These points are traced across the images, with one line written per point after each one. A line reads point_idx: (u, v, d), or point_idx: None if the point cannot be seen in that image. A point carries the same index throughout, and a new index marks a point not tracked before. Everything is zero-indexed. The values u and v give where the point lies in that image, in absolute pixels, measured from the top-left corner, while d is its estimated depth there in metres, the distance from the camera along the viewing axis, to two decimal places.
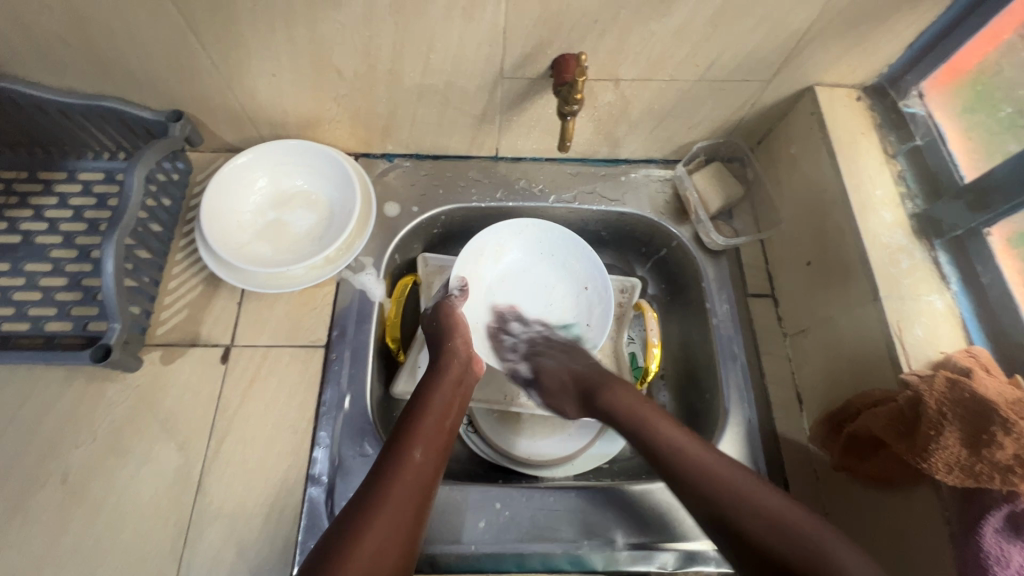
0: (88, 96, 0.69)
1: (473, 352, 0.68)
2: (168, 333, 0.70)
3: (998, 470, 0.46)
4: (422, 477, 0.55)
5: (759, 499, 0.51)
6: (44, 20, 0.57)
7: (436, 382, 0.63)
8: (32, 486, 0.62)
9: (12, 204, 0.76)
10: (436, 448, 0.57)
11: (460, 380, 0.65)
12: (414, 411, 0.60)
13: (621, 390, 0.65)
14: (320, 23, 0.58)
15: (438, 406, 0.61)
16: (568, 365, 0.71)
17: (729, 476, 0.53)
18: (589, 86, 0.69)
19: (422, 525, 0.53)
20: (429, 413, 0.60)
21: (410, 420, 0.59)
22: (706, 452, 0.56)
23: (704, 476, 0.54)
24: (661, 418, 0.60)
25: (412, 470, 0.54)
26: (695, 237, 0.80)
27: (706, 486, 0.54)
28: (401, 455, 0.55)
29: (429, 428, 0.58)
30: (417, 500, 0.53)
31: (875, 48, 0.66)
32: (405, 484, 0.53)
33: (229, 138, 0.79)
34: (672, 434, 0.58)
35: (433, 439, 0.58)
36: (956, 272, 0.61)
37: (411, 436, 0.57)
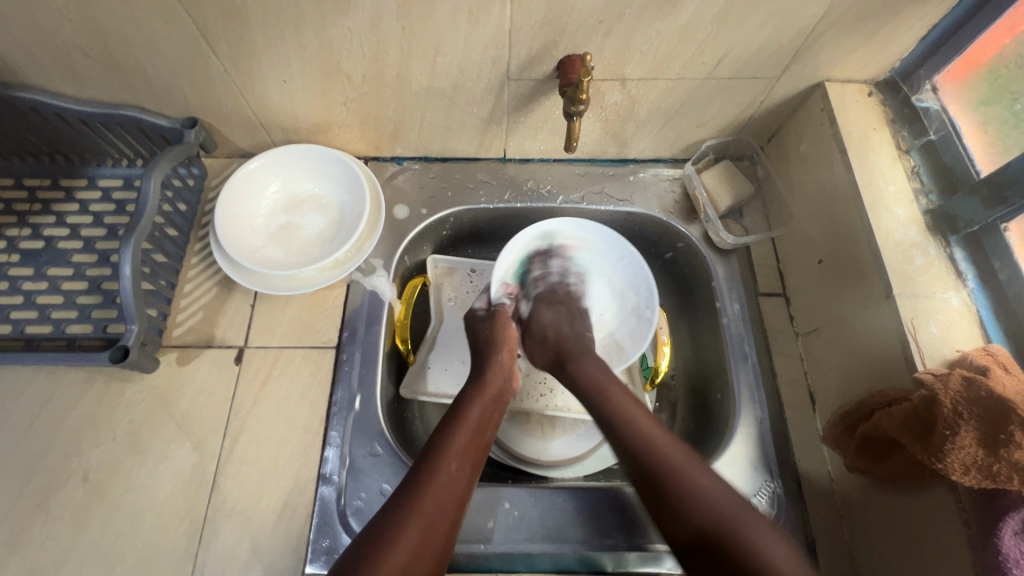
0: (107, 105, 0.71)
1: (514, 369, 0.68)
2: (184, 334, 0.72)
3: (1016, 470, 0.45)
4: (457, 492, 0.54)
5: (754, 533, 0.47)
6: (64, 31, 0.59)
7: (475, 395, 0.63)
8: (55, 484, 0.64)
9: (36, 210, 0.78)
10: (471, 462, 0.57)
11: (499, 394, 0.65)
12: (451, 422, 0.60)
13: (591, 362, 0.66)
14: (328, 29, 0.59)
15: (475, 418, 0.61)
16: (561, 324, 0.72)
17: (722, 499, 0.49)
18: (595, 87, 0.69)
19: (452, 542, 0.52)
20: (463, 426, 0.59)
21: (446, 430, 0.58)
22: (702, 474, 0.52)
23: (696, 492, 0.50)
24: (620, 391, 0.61)
25: (447, 483, 0.53)
26: (704, 236, 0.79)
27: (695, 505, 0.49)
28: (437, 466, 0.54)
29: (464, 441, 0.58)
30: (450, 516, 0.52)
31: (886, 43, 0.65)
32: (439, 498, 0.52)
33: (242, 144, 0.80)
34: (667, 449, 0.54)
35: (469, 453, 0.57)
36: (973, 268, 0.60)
37: (446, 448, 0.56)
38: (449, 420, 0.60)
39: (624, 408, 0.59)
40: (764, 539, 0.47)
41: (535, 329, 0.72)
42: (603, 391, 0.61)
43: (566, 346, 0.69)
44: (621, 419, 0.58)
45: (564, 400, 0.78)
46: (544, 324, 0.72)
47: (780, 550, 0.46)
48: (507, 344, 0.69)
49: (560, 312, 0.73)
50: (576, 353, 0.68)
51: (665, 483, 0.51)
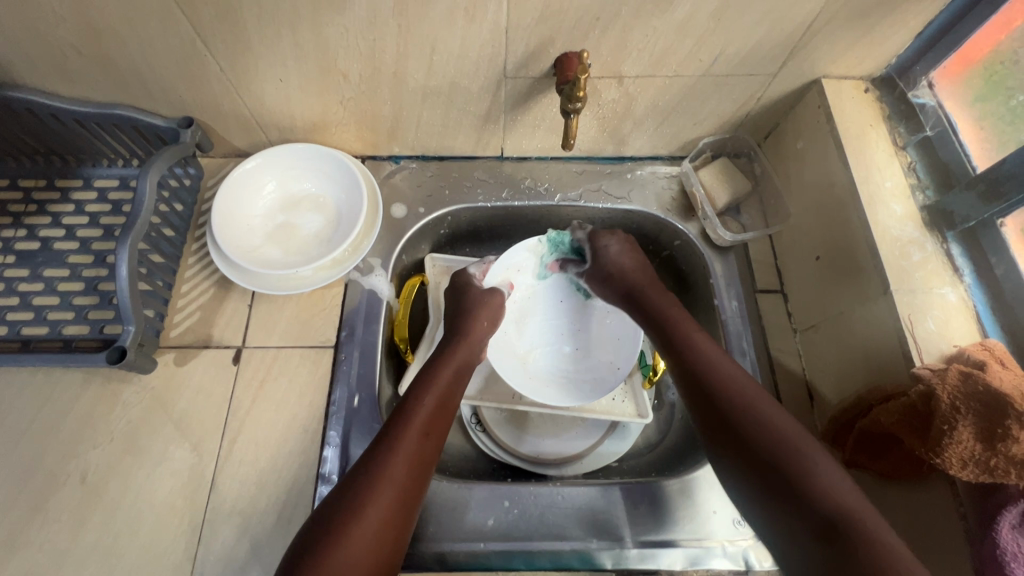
0: (102, 105, 0.71)
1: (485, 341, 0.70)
2: (182, 335, 0.72)
3: (1013, 464, 0.45)
4: (424, 453, 0.56)
5: (815, 464, 0.51)
6: (58, 31, 0.59)
7: (444, 361, 0.65)
8: (52, 485, 0.64)
9: (31, 211, 0.78)
10: (436, 425, 0.59)
11: (466, 362, 0.67)
12: (420, 386, 0.62)
13: (654, 293, 0.69)
14: (324, 27, 0.59)
15: (443, 382, 0.63)
16: (626, 255, 0.73)
17: (787, 429, 0.53)
18: (592, 84, 0.69)
19: (420, 497, 0.55)
20: (432, 390, 0.61)
21: (415, 394, 0.61)
22: (766, 403, 0.56)
23: (767, 426, 0.54)
24: (682, 317, 0.65)
25: (415, 445, 0.56)
26: (702, 234, 0.79)
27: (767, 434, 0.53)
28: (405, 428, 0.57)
29: (429, 404, 0.60)
30: (419, 474, 0.55)
31: (883, 39, 0.65)
32: (408, 459, 0.55)
33: (238, 143, 0.80)
34: (734, 376, 0.58)
35: (437, 416, 0.60)
36: (969, 264, 0.60)
37: (414, 412, 0.58)
38: (418, 384, 0.62)
39: (698, 343, 0.62)
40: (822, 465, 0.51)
41: (602, 261, 0.73)
42: (669, 320, 0.65)
43: (631, 275, 0.71)
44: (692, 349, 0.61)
45: (563, 397, 0.77)
46: (610, 257, 0.73)
47: (837, 478, 0.50)
48: (480, 314, 0.71)
49: (622, 244, 0.74)
50: (645, 285, 0.70)
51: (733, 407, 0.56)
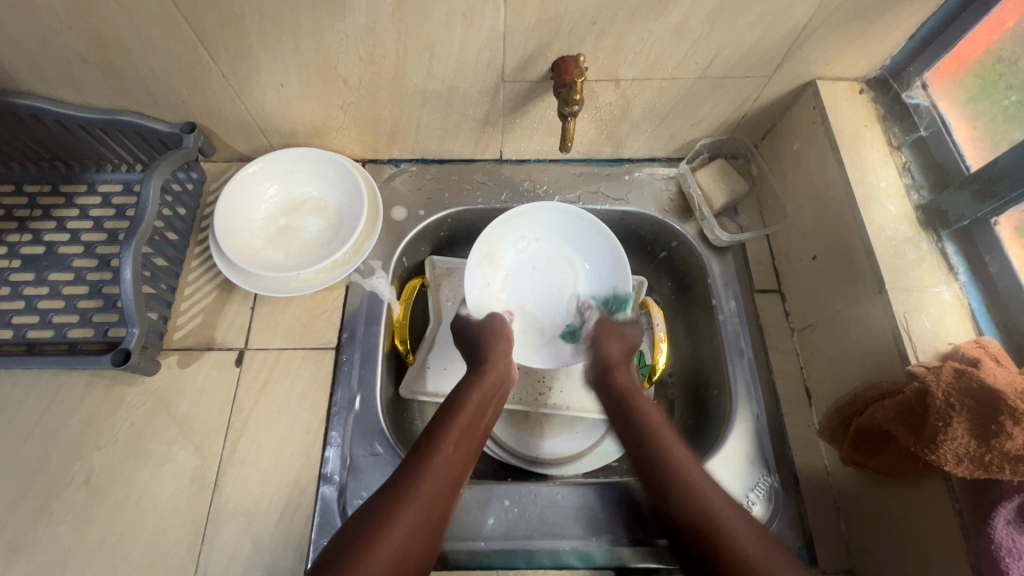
0: (106, 111, 0.72)
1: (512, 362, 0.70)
2: (185, 337, 0.73)
3: (1008, 461, 0.45)
4: (452, 474, 0.57)
5: (727, 523, 0.53)
6: (64, 38, 0.60)
7: (474, 382, 0.66)
8: (58, 486, 0.65)
9: (36, 216, 0.79)
10: (466, 447, 0.60)
11: (498, 383, 0.67)
12: (450, 408, 0.63)
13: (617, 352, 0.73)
14: (324, 33, 0.60)
15: (473, 405, 0.64)
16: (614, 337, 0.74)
17: (706, 487, 0.57)
18: (589, 87, 0.70)
19: (447, 518, 0.55)
20: (464, 410, 0.63)
21: (446, 416, 0.62)
22: (704, 479, 0.57)
23: (694, 493, 0.56)
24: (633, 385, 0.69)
25: (443, 466, 0.57)
26: (700, 234, 0.80)
27: (686, 496, 0.56)
28: (435, 449, 0.58)
29: (460, 426, 0.61)
30: (447, 495, 0.56)
31: (877, 40, 0.66)
32: (435, 481, 0.55)
33: (240, 148, 0.81)
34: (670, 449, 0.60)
35: (467, 437, 0.60)
36: (964, 262, 0.60)
37: (445, 432, 0.60)
38: (449, 406, 0.63)
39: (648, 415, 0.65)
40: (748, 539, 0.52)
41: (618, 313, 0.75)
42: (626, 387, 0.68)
43: (608, 348, 0.73)
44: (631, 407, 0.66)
45: (563, 398, 0.79)
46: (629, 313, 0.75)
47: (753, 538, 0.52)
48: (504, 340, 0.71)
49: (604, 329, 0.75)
50: (616, 361, 0.72)
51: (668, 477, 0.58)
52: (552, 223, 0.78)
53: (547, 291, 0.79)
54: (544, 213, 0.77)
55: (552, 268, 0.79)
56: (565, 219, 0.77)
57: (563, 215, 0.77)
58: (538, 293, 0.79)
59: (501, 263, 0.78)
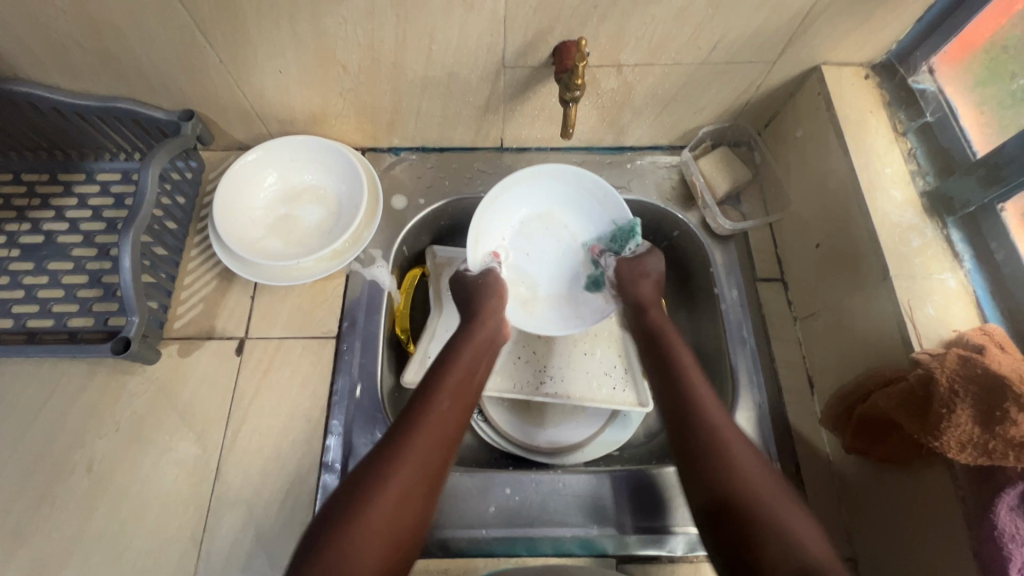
0: (104, 98, 0.71)
1: (502, 317, 0.69)
2: (185, 327, 0.72)
3: (1012, 447, 0.45)
4: (448, 427, 0.56)
5: (762, 498, 0.51)
6: (59, 24, 0.59)
7: (466, 339, 0.65)
8: (60, 475, 0.65)
9: (35, 205, 0.78)
10: (461, 402, 0.59)
11: (489, 340, 0.66)
12: (443, 364, 0.62)
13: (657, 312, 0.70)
14: (322, 18, 0.59)
15: (465, 364, 0.63)
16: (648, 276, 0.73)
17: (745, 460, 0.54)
18: (591, 73, 0.69)
19: (444, 473, 0.55)
20: (456, 368, 0.62)
21: (437, 374, 0.61)
22: (745, 450, 0.55)
23: (730, 467, 0.54)
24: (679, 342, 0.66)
25: (438, 422, 0.56)
26: (702, 223, 0.79)
27: (722, 469, 0.54)
28: (428, 407, 0.57)
29: (454, 382, 0.60)
30: (443, 451, 0.55)
31: (883, 24, 0.65)
32: (431, 435, 0.55)
33: (238, 136, 0.80)
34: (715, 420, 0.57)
35: (459, 393, 0.60)
36: (969, 249, 0.60)
37: (438, 390, 0.59)
38: (439, 366, 0.62)
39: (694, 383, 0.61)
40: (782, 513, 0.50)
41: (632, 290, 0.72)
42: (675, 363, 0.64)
43: (642, 288, 0.72)
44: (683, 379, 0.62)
45: (564, 387, 0.78)
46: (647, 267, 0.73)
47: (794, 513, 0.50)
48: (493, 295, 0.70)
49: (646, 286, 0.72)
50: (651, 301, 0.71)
51: (707, 450, 0.55)
52: (505, 209, 0.77)
53: (545, 252, 0.78)
54: (485, 219, 0.75)
55: (534, 241, 0.78)
56: (498, 205, 0.76)
57: (505, 192, 0.76)
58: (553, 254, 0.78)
59: (511, 280, 0.76)
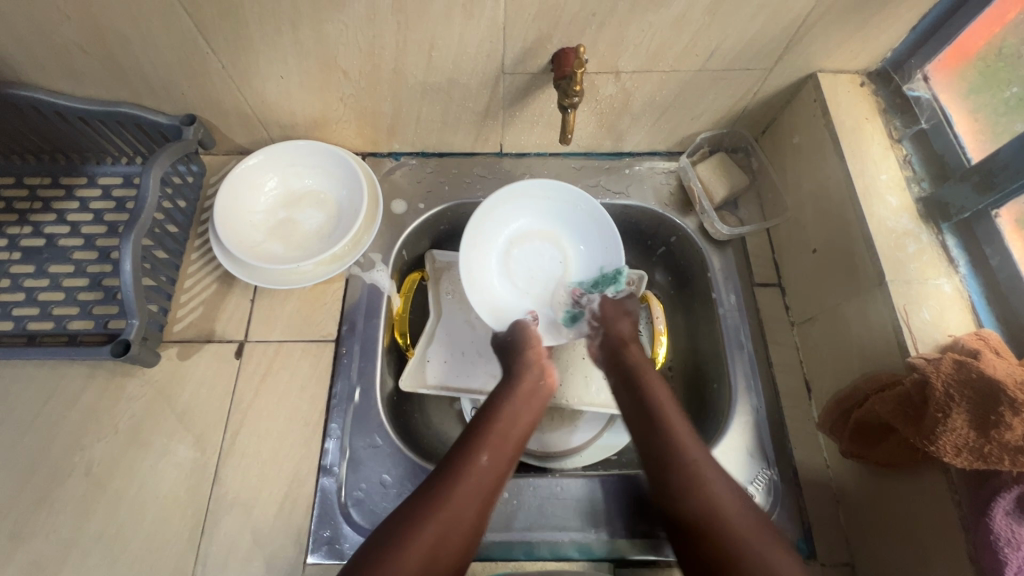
0: (106, 102, 0.72)
1: (546, 368, 0.69)
2: (184, 330, 0.73)
3: (1007, 451, 0.45)
4: (486, 483, 0.57)
5: (736, 523, 0.53)
6: (63, 29, 0.60)
7: (514, 391, 0.66)
8: (58, 477, 0.65)
9: (36, 208, 0.79)
10: (502, 457, 0.60)
11: (533, 391, 0.67)
12: (487, 416, 0.63)
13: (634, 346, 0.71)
14: (324, 25, 0.60)
15: (506, 416, 0.63)
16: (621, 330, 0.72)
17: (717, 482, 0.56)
18: (589, 80, 0.70)
19: (481, 531, 0.55)
20: (498, 422, 0.62)
21: (480, 426, 0.62)
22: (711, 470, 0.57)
23: (695, 489, 0.56)
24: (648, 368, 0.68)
25: (476, 479, 0.57)
26: (700, 228, 0.80)
27: (687, 487, 0.56)
28: (465, 462, 0.58)
29: (497, 435, 0.61)
30: (480, 508, 0.56)
31: (879, 32, 0.65)
32: (471, 491, 0.56)
33: (239, 141, 0.81)
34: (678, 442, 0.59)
35: (504, 449, 0.60)
36: (964, 255, 0.60)
37: (478, 443, 0.60)
38: (480, 420, 0.63)
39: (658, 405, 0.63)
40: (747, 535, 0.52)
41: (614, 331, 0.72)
42: (641, 382, 0.66)
43: (621, 329, 0.73)
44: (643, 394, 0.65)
45: (561, 391, 0.79)
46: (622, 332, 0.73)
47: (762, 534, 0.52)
48: (535, 347, 0.71)
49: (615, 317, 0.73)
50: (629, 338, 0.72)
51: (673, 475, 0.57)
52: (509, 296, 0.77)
53: (532, 269, 0.79)
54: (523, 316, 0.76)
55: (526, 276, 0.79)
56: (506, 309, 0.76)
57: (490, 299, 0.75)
58: (534, 254, 0.80)
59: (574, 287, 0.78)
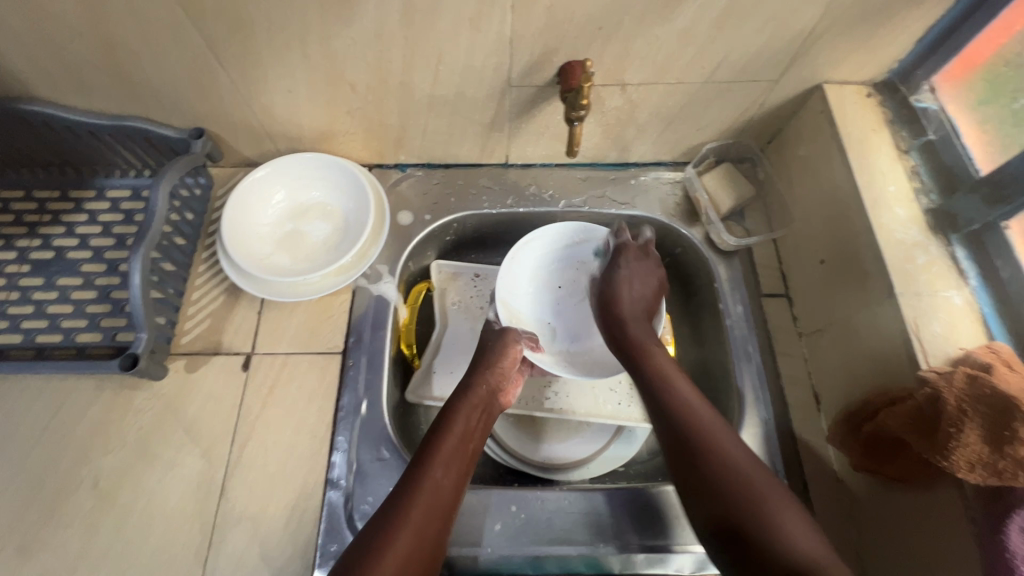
0: (116, 116, 0.72)
1: (506, 384, 0.68)
2: (192, 342, 0.73)
3: (1022, 467, 0.45)
4: (442, 500, 0.56)
5: (782, 519, 0.50)
6: (76, 46, 0.61)
7: (461, 403, 0.64)
8: (66, 491, 0.65)
9: (46, 221, 0.79)
10: (457, 470, 0.58)
11: (484, 405, 0.65)
12: (439, 427, 0.61)
13: (656, 348, 0.65)
14: (332, 40, 0.61)
15: (460, 428, 0.62)
16: (644, 285, 0.71)
17: (756, 476, 0.54)
18: (596, 92, 0.70)
19: (439, 550, 0.54)
20: (451, 435, 0.61)
21: (434, 438, 0.60)
22: (731, 441, 0.56)
23: (723, 458, 0.55)
24: (658, 350, 0.65)
25: (432, 491, 0.55)
26: (706, 238, 0.80)
27: (722, 478, 0.54)
28: (423, 476, 0.56)
29: (451, 448, 0.59)
30: (436, 526, 0.54)
31: (886, 43, 0.65)
32: (426, 507, 0.54)
33: (247, 153, 0.81)
34: (700, 415, 0.59)
35: (456, 462, 0.59)
36: (974, 267, 0.60)
37: (432, 457, 0.58)
38: (436, 430, 0.61)
39: (671, 377, 0.62)
40: (773, 508, 0.51)
41: (613, 285, 0.71)
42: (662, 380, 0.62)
43: (619, 310, 0.69)
44: (663, 385, 0.62)
45: (567, 402, 0.78)
46: (620, 283, 0.71)
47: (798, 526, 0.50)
48: (506, 359, 0.69)
49: (639, 269, 0.71)
50: (626, 318, 0.68)
51: (702, 454, 0.56)
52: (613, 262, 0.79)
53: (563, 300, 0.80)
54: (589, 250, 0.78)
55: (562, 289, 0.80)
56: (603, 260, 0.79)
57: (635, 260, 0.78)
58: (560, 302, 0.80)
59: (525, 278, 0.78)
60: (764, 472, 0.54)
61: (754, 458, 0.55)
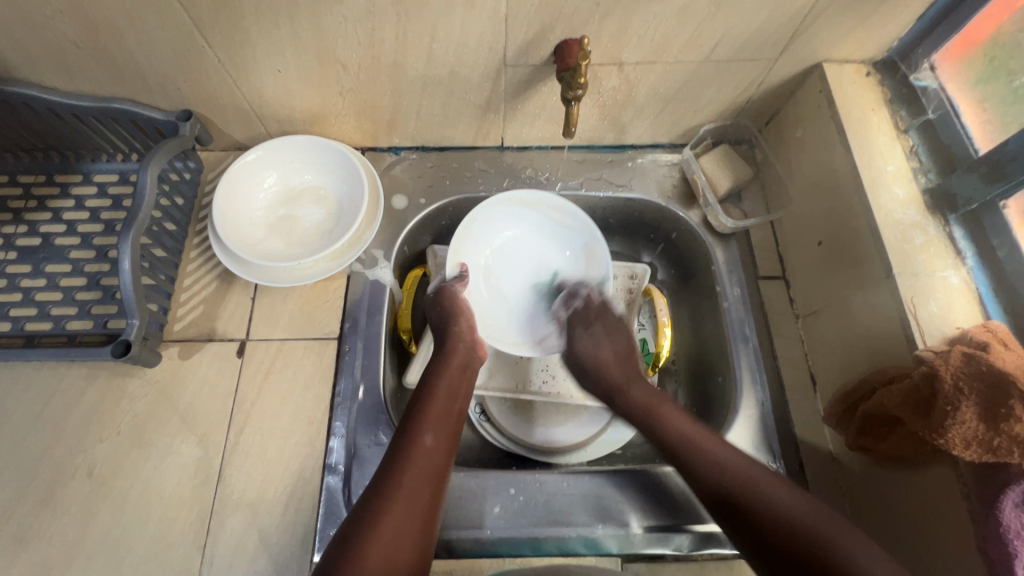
0: (101, 98, 0.70)
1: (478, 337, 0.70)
2: (185, 328, 0.72)
3: (1016, 444, 0.45)
4: (434, 460, 0.56)
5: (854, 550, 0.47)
6: (56, 24, 0.59)
7: (441, 369, 0.65)
8: (61, 479, 0.64)
9: (31, 207, 0.78)
10: (444, 432, 0.59)
11: (465, 365, 0.67)
12: (423, 394, 0.62)
13: (636, 389, 0.68)
14: (323, 18, 0.59)
15: (442, 392, 0.62)
16: (611, 346, 0.73)
17: (811, 513, 0.50)
18: (593, 72, 0.69)
19: (438, 506, 0.54)
20: (438, 398, 0.62)
21: (420, 404, 0.61)
22: (777, 483, 0.53)
23: (770, 503, 0.51)
24: (668, 408, 0.64)
25: (424, 454, 0.56)
26: (703, 221, 0.79)
27: (792, 522, 0.50)
28: (413, 440, 0.57)
29: (435, 412, 0.60)
30: (431, 483, 0.55)
31: (886, 20, 0.64)
32: (418, 471, 0.54)
33: (237, 136, 0.79)
34: (736, 464, 0.55)
35: (442, 424, 0.59)
36: (971, 247, 0.60)
37: (420, 422, 0.58)
38: (419, 396, 0.62)
39: (675, 424, 0.61)
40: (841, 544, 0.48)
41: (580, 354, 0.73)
42: (659, 419, 0.63)
43: (609, 373, 0.71)
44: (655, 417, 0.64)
45: (564, 386, 0.78)
46: (585, 351, 0.73)
47: (871, 554, 0.47)
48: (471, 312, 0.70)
49: (603, 334, 0.74)
50: (623, 381, 0.70)
51: (752, 498, 0.52)
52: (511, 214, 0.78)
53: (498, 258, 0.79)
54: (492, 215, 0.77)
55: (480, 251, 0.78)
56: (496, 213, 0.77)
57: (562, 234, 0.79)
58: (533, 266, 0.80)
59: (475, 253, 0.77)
60: (813, 506, 0.51)
61: (802, 496, 0.52)
